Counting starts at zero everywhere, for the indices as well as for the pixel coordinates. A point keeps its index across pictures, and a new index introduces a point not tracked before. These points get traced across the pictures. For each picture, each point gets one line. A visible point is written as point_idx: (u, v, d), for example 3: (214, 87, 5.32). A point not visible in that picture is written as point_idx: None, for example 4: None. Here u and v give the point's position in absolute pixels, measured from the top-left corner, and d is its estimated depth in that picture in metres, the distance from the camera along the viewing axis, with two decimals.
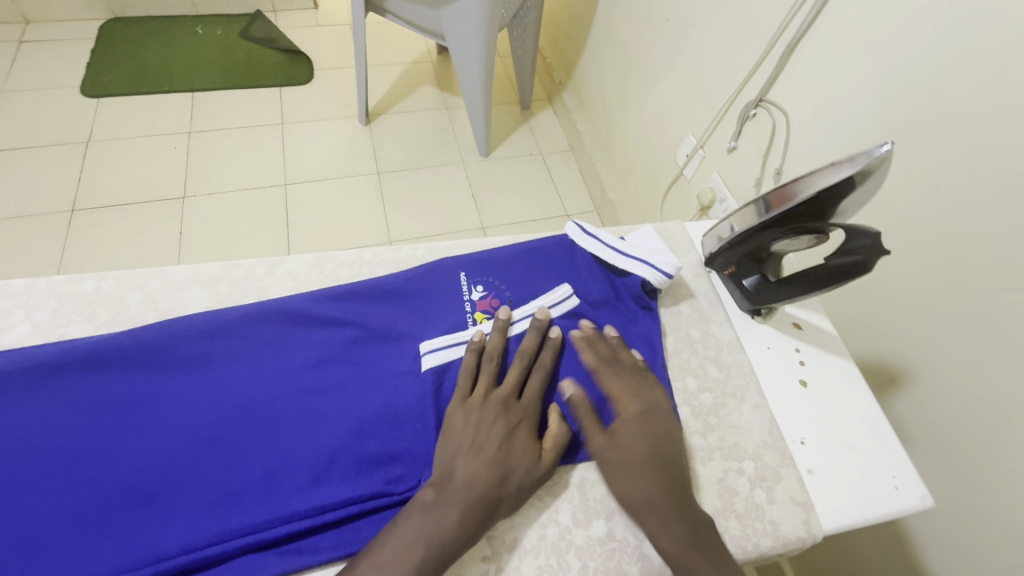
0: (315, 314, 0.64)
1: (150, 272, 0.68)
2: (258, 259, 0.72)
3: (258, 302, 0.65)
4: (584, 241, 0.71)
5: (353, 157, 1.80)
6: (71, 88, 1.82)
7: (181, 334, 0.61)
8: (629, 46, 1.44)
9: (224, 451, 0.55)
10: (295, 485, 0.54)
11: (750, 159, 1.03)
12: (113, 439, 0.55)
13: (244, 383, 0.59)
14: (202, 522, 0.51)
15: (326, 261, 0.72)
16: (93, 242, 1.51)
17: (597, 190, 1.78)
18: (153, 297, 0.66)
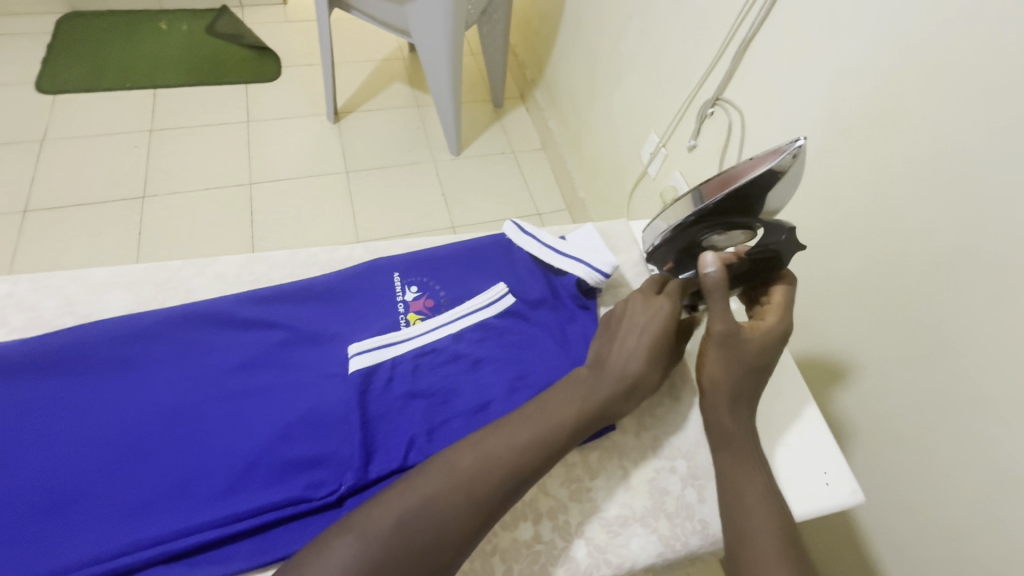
0: (240, 317, 0.63)
1: (70, 274, 0.67)
2: (187, 260, 0.72)
3: (181, 306, 0.64)
4: (521, 241, 0.71)
5: (321, 156, 1.78)
6: (26, 85, 1.76)
7: (96, 339, 0.59)
8: (595, 44, 1.44)
9: (140, 459, 0.54)
10: (213, 492, 0.53)
11: (709, 157, 1.04)
12: (21, 448, 0.53)
13: (164, 389, 0.58)
14: (113, 531, 0.50)
15: (258, 262, 0.71)
16: (47, 244, 1.47)
17: (568, 188, 1.78)
18: (70, 300, 0.65)
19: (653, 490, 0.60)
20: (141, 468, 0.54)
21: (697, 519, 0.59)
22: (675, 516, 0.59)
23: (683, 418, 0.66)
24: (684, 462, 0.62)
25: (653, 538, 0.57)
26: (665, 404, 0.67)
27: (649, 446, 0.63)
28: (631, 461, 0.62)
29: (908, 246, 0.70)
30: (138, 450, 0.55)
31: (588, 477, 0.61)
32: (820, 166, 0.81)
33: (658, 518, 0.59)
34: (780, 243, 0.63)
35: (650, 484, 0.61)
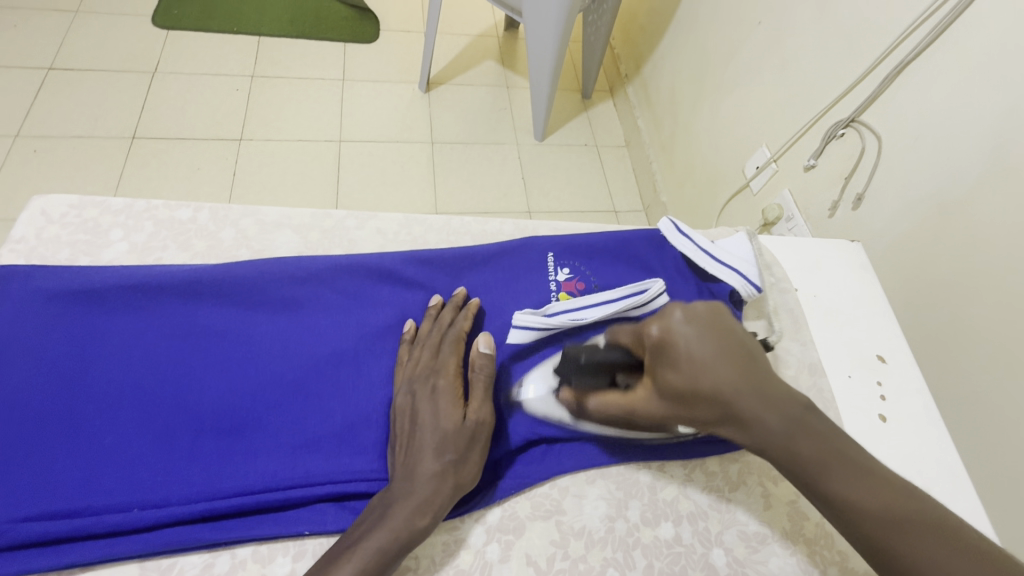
0: (403, 275, 0.65)
1: (243, 209, 0.71)
2: (348, 212, 0.73)
3: (347, 254, 0.66)
4: (675, 240, 0.68)
5: (409, 123, 1.80)
6: (141, 17, 1.83)
7: (273, 275, 0.62)
8: (711, 47, 1.39)
9: (308, 397, 0.57)
10: (372, 443, 0.55)
11: (828, 181, 0.99)
12: (201, 370, 0.57)
13: (325, 336, 0.60)
14: (282, 462, 0.53)
15: (414, 223, 0.73)
16: (149, 173, 1.53)
17: (649, 190, 1.75)
18: (245, 234, 0.68)
19: (792, 513, 0.58)
20: (297, 411, 0.56)
21: (838, 550, 0.56)
22: (815, 543, 0.56)
23: None
24: None
25: (792, 560, 0.55)
26: None
27: None
28: (770, 479, 0.60)
29: None
30: (299, 391, 0.57)
31: (728, 488, 0.59)
32: (965, 206, 0.76)
33: (798, 542, 0.56)
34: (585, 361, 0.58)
35: (790, 507, 0.58)
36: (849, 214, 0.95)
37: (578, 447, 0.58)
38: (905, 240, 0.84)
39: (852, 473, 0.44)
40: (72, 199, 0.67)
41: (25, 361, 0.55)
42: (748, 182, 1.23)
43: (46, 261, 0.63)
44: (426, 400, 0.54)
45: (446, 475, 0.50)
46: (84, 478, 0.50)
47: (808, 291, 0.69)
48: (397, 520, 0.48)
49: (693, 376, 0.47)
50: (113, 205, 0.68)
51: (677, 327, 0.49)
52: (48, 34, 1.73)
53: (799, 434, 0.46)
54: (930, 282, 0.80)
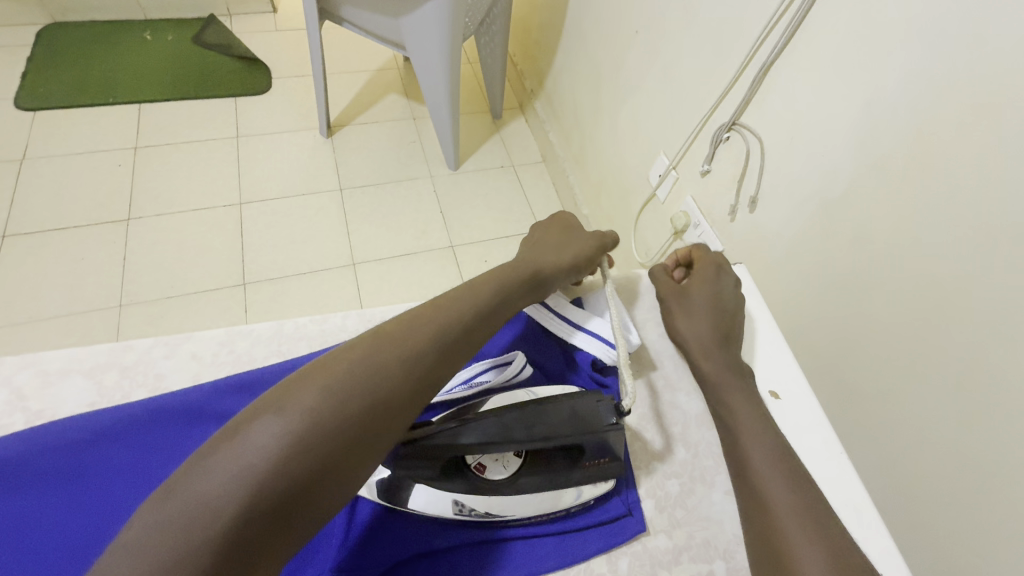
0: (218, 411, 0.57)
1: (20, 360, 0.59)
2: (156, 337, 0.63)
3: (149, 399, 0.57)
4: (540, 314, 0.69)
5: (314, 173, 1.71)
6: (3, 101, 1.69)
7: (50, 446, 0.52)
8: (600, 57, 1.38)
9: None
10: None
11: (724, 184, 0.98)
12: None
13: (122, 504, 0.51)
14: None
15: (238, 337, 0.64)
16: (26, 272, 1.40)
17: (571, 205, 1.71)
18: (22, 394, 0.57)
19: None
20: None
21: None
22: None
23: (718, 508, 0.59)
24: (723, 564, 0.56)
25: None
26: (697, 492, 0.60)
27: (683, 547, 0.57)
28: (663, 566, 0.55)
29: (948, 296, 0.63)
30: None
31: None
32: (846, 201, 0.75)
33: None
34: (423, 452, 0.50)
35: None
36: (747, 217, 0.93)
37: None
38: (799, 239, 0.83)
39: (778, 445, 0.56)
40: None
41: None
42: (654, 191, 1.21)
43: None
44: (352, 368, 0.46)
45: (312, 454, 0.42)
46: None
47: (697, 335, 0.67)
48: (224, 486, 0.39)
49: (697, 323, 0.67)
50: None
51: (713, 281, 0.72)
52: None
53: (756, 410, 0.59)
54: (829, 283, 0.79)
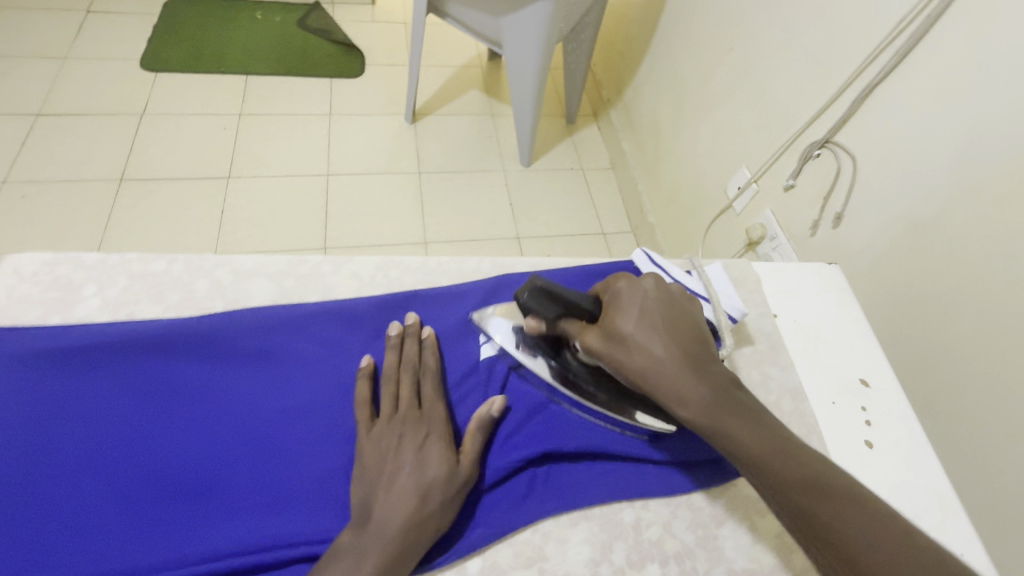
0: (375, 320, 0.64)
1: (218, 258, 0.67)
2: (324, 255, 0.70)
3: (324, 301, 0.64)
4: (648, 270, 0.69)
5: (396, 155, 1.82)
6: (130, 61, 1.87)
7: (243, 328, 0.60)
8: (687, 71, 1.43)
9: (275, 453, 0.54)
10: (341, 498, 0.52)
11: (807, 199, 1.01)
12: (169, 428, 0.54)
13: (296, 386, 0.58)
14: (247, 524, 0.50)
15: (391, 265, 0.70)
16: (137, 213, 1.54)
17: (636, 212, 1.76)
18: (220, 284, 0.64)
19: (780, 546, 0.57)
20: (266, 469, 0.53)
21: None
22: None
23: None
24: None
25: None
26: None
27: None
28: (758, 513, 0.58)
29: None
30: (271, 446, 0.54)
31: (715, 523, 0.57)
32: (939, 223, 0.77)
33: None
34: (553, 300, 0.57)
35: (778, 539, 0.57)
36: (829, 232, 0.96)
37: (558, 488, 0.57)
38: (883, 256, 0.86)
39: (761, 438, 0.49)
40: (44, 255, 0.63)
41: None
42: (730, 202, 1.25)
43: (15, 322, 0.58)
44: (415, 442, 0.53)
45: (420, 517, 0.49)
46: (45, 550, 0.47)
47: (789, 317, 0.69)
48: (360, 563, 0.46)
49: (639, 325, 0.56)
50: (84, 260, 0.63)
51: (640, 298, 0.58)
52: (39, 79, 1.75)
53: (724, 413, 0.51)
54: (912, 301, 0.81)
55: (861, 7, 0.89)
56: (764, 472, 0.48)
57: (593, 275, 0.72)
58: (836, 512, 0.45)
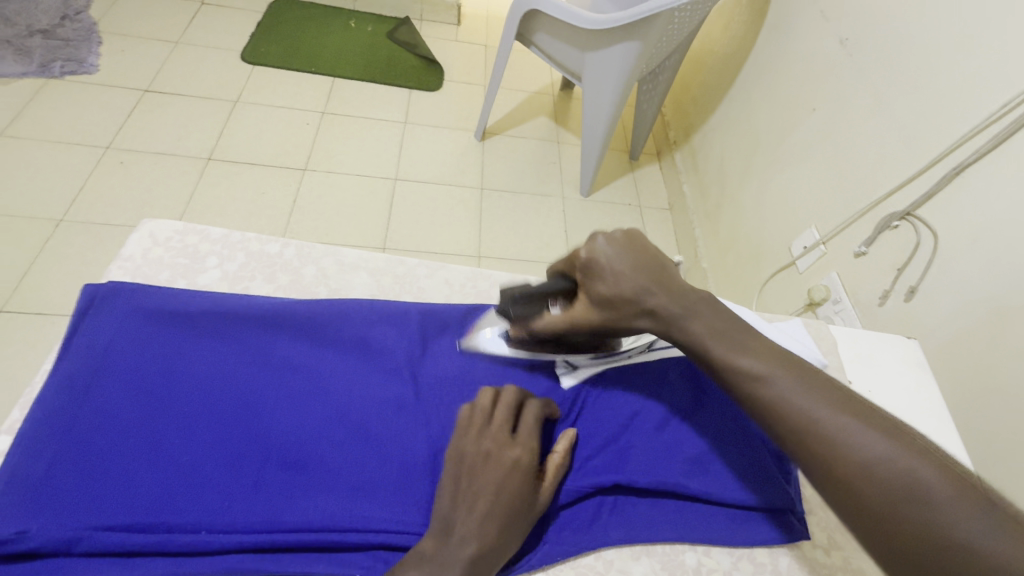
0: (463, 329, 0.67)
1: (325, 249, 0.73)
2: (420, 260, 0.76)
3: (420, 305, 0.68)
4: None
5: (461, 168, 1.88)
6: (232, 52, 2.01)
7: (349, 318, 0.64)
8: (763, 125, 1.44)
9: (369, 438, 0.56)
10: (421, 495, 0.53)
11: (879, 268, 0.99)
12: (274, 398, 0.57)
13: (388, 379, 0.61)
14: (340, 501, 0.51)
15: (482, 278, 0.76)
16: (217, 192, 1.63)
17: (690, 255, 1.75)
18: (326, 273, 0.71)
19: None
20: (359, 453, 0.55)
21: None
22: None
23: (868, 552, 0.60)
24: None
25: None
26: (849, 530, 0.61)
27: (840, 568, 0.58)
28: None
29: None
30: (361, 431, 0.56)
31: None
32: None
33: None
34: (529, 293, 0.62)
35: None
36: (900, 305, 0.94)
37: (624, 519, 0.57)
38: (958, 338, 0.83)
39: (726, 340, 0.52)
40: (178, 225, 0.71)
41: (111, 371, 0.55)
42: (794, 259, 1.23)
43: (148, 280, 0.66)
44: (505, 465, 0.51)
45: (500, 540, 0.48)
46: (159, 492, 0.49)
47: (864, 387, 0.69)
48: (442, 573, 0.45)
49: (616, 281, 0.55)
50: (212, 234, 0.71)
51: (610, 254, 0.56)
52: (151, 59, 1.91)
53: (690, 320, 0.53)
54: (986, 389, 0.78)
55: (960, 88, 0.88)
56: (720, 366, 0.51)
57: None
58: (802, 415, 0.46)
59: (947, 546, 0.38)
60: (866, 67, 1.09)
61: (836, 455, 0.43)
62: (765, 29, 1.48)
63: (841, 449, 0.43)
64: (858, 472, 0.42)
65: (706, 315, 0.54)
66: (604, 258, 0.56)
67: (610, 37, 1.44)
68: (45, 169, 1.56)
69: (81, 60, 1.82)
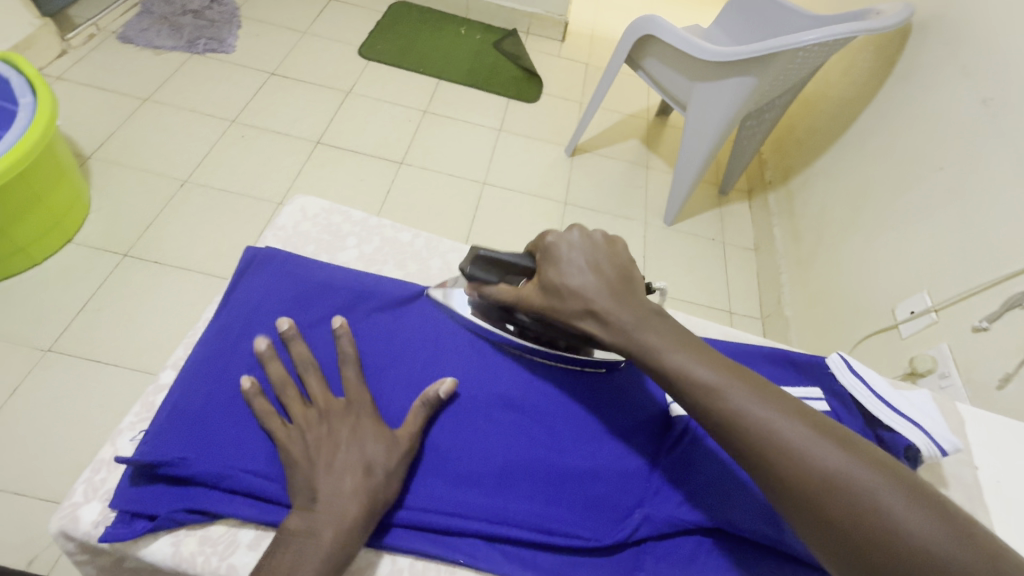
0: None
1: (451, 245, 0.78)
2: None
3: None
4: (844, 378, 0.65)
5: (548, 181, 1.90)
6: (351, 46, 2.15)
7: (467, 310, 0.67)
8: (876, 177, 1.37)
9: (478, 433, 0.59)
10: (523, 495, 0.57)
11: (1002, 349, 0.91)
12: (396, 381, 0.61)
13: (500, 374, 0.64)
14: (452, 489, 0.56)
15: None
16: (320, 174, 1.74)
17: (772, 300, 1.67)
18: (451, 268, 0.76)
19: None
20: (470, 446, 0.58)
21: None
22: None
23: None
24: None
25: None
26: None
27: None
28: None
29: None
30: (471, 426, 0.60)
31: None
32: None
33: None
34: (490, 261, 0.62)
35: None
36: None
37: (724, 562, 0.57)
38: None
39: (682, 350, 0.53)
40: (326, 203, 0.78)
41: (259, 332, 0.61)
42: (896, 323, 1.16)
43: (296, 250, 0.73)
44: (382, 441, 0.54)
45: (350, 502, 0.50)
46: None
47: (990, 475, 0.64)
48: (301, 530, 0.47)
49: (569, 272, 0.57)
50: (354, 216, 0.78)
51: (572, 249, 0.58)
52: (280, 45, 2.07)
53: (644, 328, 0.54)
54: None
55: None
56: (663, 379, 0.52)
57: (796, 364, 0.69)
58: (762, 437, 0.47)
59: (895, 538, 0.40)
60: (1010, 131, 1.01)
61: (797, 475, 0.45)
62: (892, 78, 1.41)
63: (801, 467, 0.45)
64: (828, 488, 0.44)
65: (652, 326, 0.54)
66: (565, 248, 0.59)
67: (725, 70, 1.42)
68: (179, 134, 1.73)
69: (222, 41, 2.01)
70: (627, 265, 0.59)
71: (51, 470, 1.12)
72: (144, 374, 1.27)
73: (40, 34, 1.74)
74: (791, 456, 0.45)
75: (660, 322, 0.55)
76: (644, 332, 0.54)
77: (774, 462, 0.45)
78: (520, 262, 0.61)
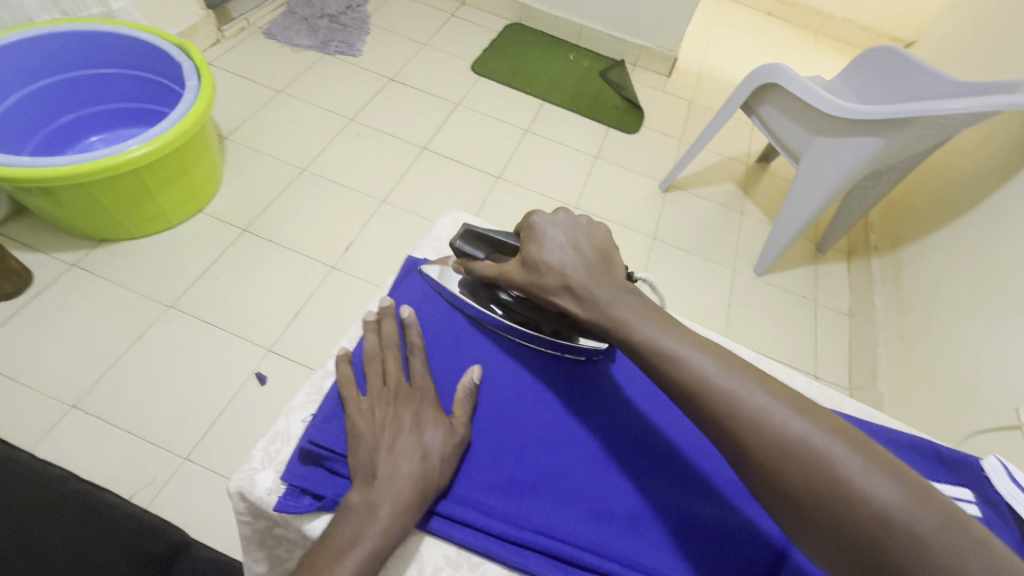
0: None
1: None
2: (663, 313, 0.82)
3: None
4: (1003, 485, 0.63)
5: (639, 214, 1.89)
6: (465, 61, 2.26)
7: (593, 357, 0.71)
8: (1009, 260, 1.26)
9: (601, 472, 0.63)
10: (647, 542, 0.59)
11: None
12: (527, 413, 0.66)
13: (624, 421, 0.67)
14: (577, 523, 0.59)
15: None
16: (423, 178, 1.83)
17: (865, 372, 1.57)
18: None
19: None
20: (594, 485, 0.62)
21: None
22: None
23: None
24: None
25: None
26: None
27: None
28: None
29: None
30: (595, 465, 0.63)
31: None
32: None
33: None
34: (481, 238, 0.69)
35: None
36: None
37: None
38: None
39: (650, 323, 0.52)
40: None
41: None
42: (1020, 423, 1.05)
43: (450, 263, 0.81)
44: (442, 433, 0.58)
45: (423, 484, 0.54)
46: None
47: None
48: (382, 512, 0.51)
49: (549, 249, 0.58)
50: None
51: (553, 230, 0.59)
52: (401, 53, 2.21)
53: (615, 306, 0.53)
54: None
55: None
56: (629, 351, 0.52)
57: (943, 459, 0.67)
58: (723, 407, 0.46)
59: (859, 516, 0.40)
60: None
61: (761, 448, 0.44)
62: None
63: (765, 440, 0.44)
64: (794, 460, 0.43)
65: (623, 303, 0.54)
66: (547, 229, 0.59)
67: (850, 128, 1.36)
68: (303, 126, 1.87)
69: (351, 45, 2.17)
70: (608, 247, 0.59)
71: (157, 416, 1.23)
72: (245, 343, 1.37)
73: (201, 23, 1.95)
74: (756, 428, 0.44)
75: (630, 300, 0.54)
76: (613, 310, 0.53)
77: (741, 436, 0.45)
78: (504, 242, 0.67)
